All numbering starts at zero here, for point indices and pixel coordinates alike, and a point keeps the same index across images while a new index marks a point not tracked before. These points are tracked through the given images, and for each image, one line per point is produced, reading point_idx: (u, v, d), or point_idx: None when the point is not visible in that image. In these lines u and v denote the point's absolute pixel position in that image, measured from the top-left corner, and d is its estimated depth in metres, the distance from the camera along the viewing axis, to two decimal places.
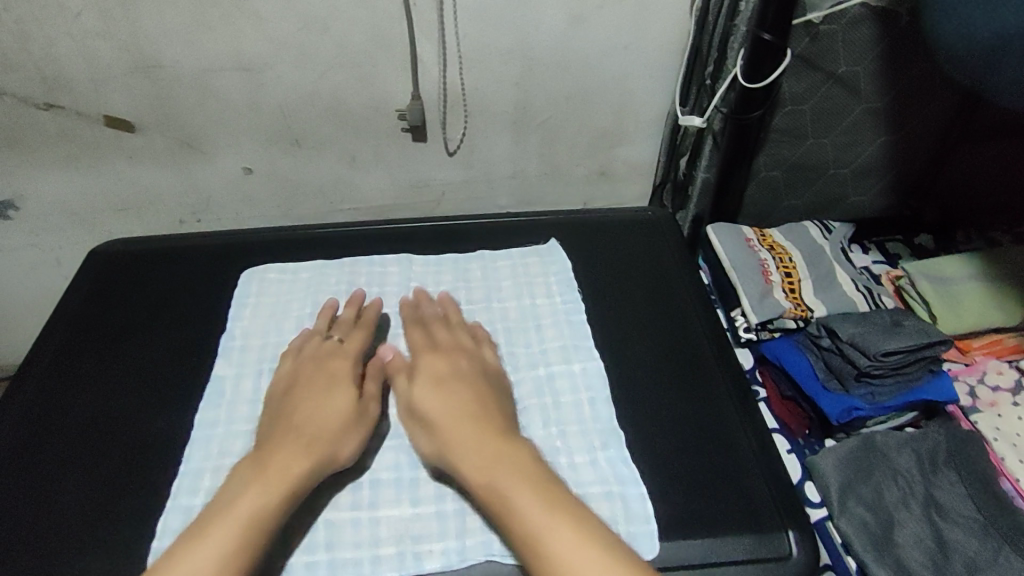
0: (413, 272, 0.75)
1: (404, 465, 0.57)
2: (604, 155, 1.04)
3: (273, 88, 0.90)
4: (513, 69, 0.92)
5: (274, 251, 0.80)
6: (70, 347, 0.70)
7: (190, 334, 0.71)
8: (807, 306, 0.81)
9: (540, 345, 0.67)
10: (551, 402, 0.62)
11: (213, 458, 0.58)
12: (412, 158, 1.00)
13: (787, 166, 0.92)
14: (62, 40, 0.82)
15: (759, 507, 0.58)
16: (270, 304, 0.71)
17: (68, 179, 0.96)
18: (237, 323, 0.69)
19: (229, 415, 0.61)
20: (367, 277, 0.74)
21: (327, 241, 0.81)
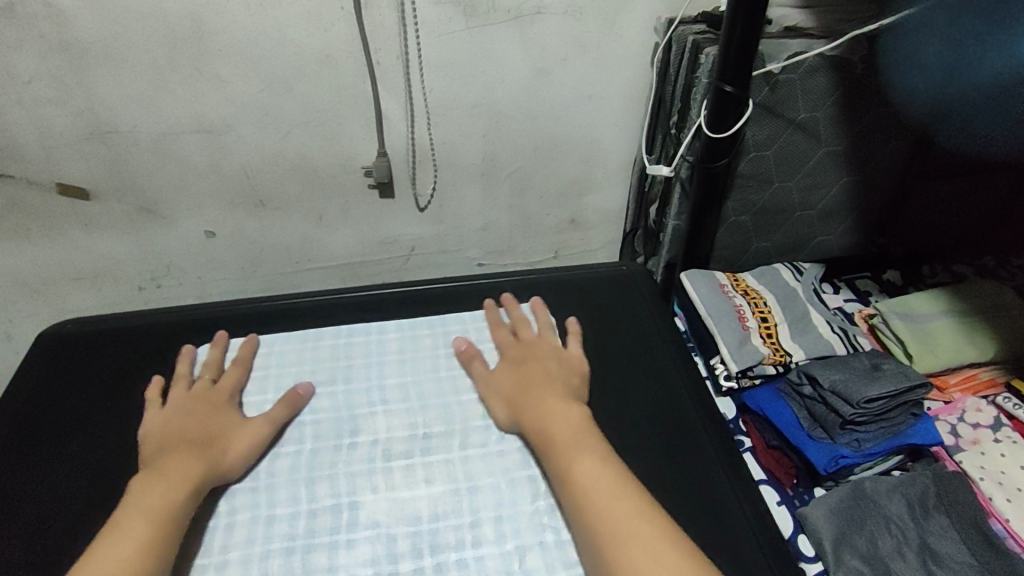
0: (389, 340, 0.73)
1: (383, 558, 0.53)
2: (573, 204, 1.04)
3: (235, 150, 0.88)
4: (479, 122, 0.91)
5: (238, 320, 0.77)
6: (15, 435, 0.65)
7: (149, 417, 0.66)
8: (785, 350, 0.81)
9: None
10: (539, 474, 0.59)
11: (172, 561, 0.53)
12: (380, 215, 0.99)
13: (755, 210, 0.93)
14: (13, 109, 0.79)
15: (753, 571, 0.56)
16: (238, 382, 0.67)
17: (19, 250, 0.91)
18: None
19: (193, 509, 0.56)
20: (339, 349, 0.71)
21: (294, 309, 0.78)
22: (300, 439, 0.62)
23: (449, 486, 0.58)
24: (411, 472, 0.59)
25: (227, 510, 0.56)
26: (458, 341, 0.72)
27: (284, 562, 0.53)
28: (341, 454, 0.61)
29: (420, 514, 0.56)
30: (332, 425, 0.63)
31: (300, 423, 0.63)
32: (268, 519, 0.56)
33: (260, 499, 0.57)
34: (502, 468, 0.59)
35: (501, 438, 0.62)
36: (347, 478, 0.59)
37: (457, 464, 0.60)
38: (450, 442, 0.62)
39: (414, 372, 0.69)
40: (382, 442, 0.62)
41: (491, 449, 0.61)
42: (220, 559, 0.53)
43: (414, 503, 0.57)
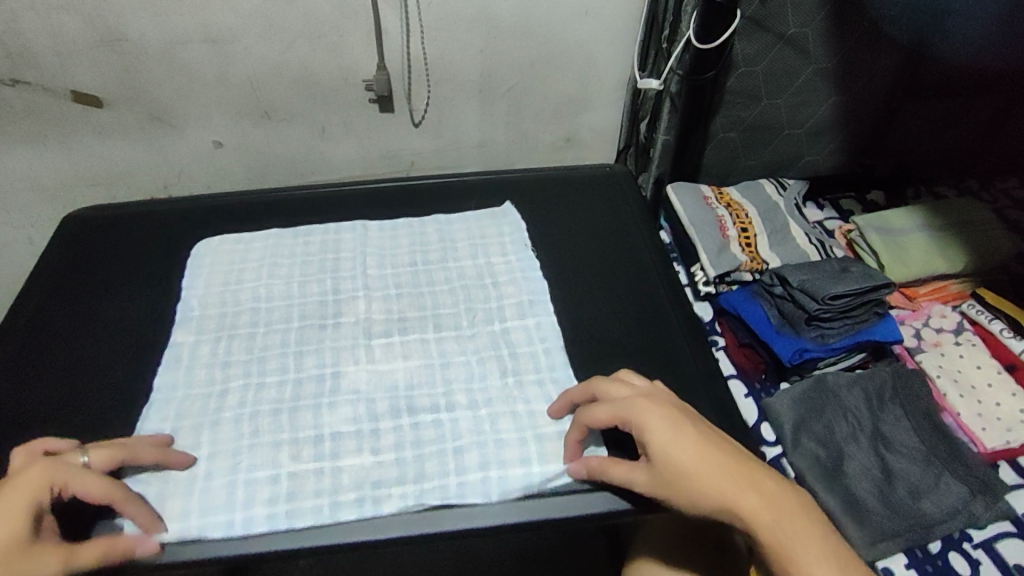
0: (369, 237, 0.76)
1: (364, 418, 0.59)
2: (567, 122, 1.06)
3: (240, 60, 0.91)
4: (476, 37, 0.94)
5: (241, 215, 0.80)
6: (31, 312, 0.69)
7: (154, 299, 0.70)
8: (763, 259, 0.86)
9: (497, 300, 0.69)
10: (507, 353, 0.65)
11: (172, 420, 0.58)
12: (381, 129, 1.02)
13: (743, 128, 0.96)
14: (27, 15, 0.83)
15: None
16: (227, 271, 0.71)
17: (36, 155, 0.96)
18: (191, 293, 0.69)
19: (187, 379, 0.61)
20: (321, 244, 0.74)
21: (292, 203, 0.82)
22: (288, 318, 0.67)
23: (422, 361, 0.64)
24: (389, 347, 0.65)
25: (222, 378, 0.62)
26: (437, 240, 0.76)
27: (273, 420, 0.59)
28: (326, 332, 0.66)
29: (397, 383, 0.62)
30: (317, 307, 0.68)
31: (289, 305, 0.68)
32: (258, 385, 0.61)
33: (252, 367, 0.63)
34: (471, 348, 0.65)
35: (473, 322, 0.67)
36: (331, 351, 0.64)
37: (431, 343, 0.65)
38: (425, 324, 0.67)
39: (395, 266, 0.73)
40: (363, 321, 0.67)
41: (464, 331, 0.66)
42: (214, 417, 0.59)
43: (393, 372, 0.63)
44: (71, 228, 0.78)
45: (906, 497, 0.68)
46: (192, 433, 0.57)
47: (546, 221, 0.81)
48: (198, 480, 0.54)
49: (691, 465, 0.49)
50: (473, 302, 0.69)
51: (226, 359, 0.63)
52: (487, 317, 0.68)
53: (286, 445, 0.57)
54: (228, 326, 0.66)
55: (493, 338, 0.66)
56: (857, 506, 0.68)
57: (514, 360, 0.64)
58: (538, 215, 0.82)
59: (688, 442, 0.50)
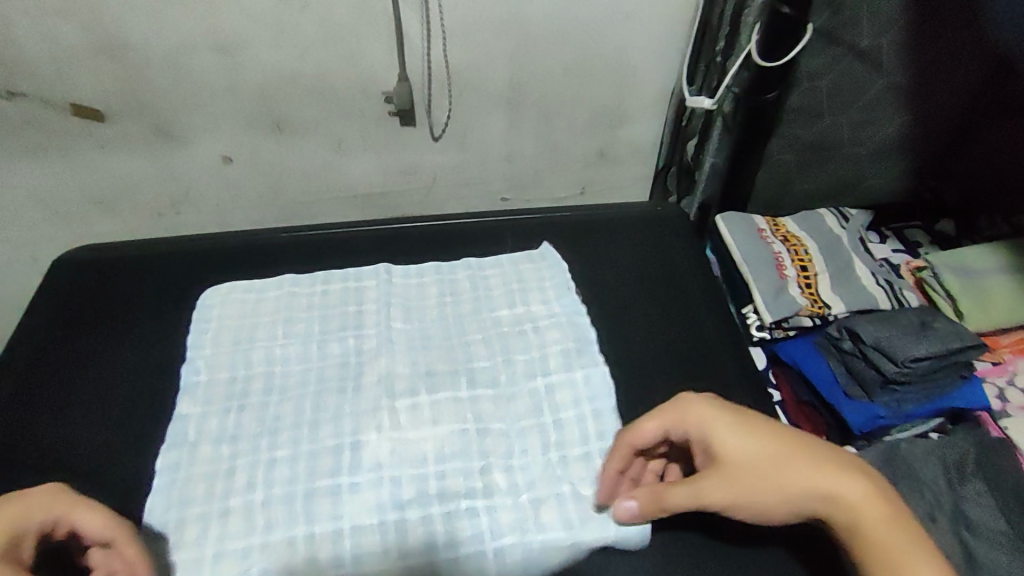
0: (392, 286, 0.63)
1: (389, 503, 0.49)
2: (603, 136, 0.97)
3: (250, 69, 0.83)
4: (505, 44, 0.85)
5: (231, 258, 0.69)
6: (16, 379, 0.59)
7: (152, 356, 0.60)
8: (824, 302, 0.76)
9: (538, 356, 0.58)
10: (550, 422, 0.54)
11: (175, 508, 0.49)
12: (401, 142, 0.94)
13: (801, 148, 0.86)
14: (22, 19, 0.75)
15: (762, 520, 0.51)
16: (237, 328, 0.59)
17: (37, 170, 0.89)
18: (197, 352, 0.57)
19: (183, 497, 0.49)
20: (340, 294, 0.62)
21: (296, 248, 0.70)
22: (303, 382, 0.56)
23: (456, 427, 0.53)
24: (419, 417, 0.54)
25: (229, 457, 0.52)
26: (469, 288, 0.63)
27: (285, 522, 0.48)
28: (346, 398, 0.55)
29: (425, 455, 0.52)
30: (336, 368, 0.57)
31: (305, 365, 0.57)
32: (269, 463, 0.51)
33: (263, 442, 0.52)
34: (511, 413, 0.54)
35: (513, 378, 0.57)
36: (352, 417, 0.54)
37: (466, 404, 0.55)
38: (456, 381, 0.56)
39: (423, 321, 0.61)
40: (387, 381, 0.56)
41: (502, 392, 0.56)
42: (222, 507, 0.49)
43: (424, 450, 0.52)
44: (63, 265, 0.69)
45: None
46: (198, 527, 0.48)
47: (596, 265, 0.67)
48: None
49: (762, 462, 0.45)
50: (511, 353, 0.58)
51: (236, 433, 0.53)
52: (528, 374, 0.57)
53: (301, 543, 0.47)
54: (237, 396, 0.55)
55: (536, 403, 0.55)
56: None
57: (559, 429, 0.53)
58: (585, 257, 0.68)
59: (762, 440, 0.46)
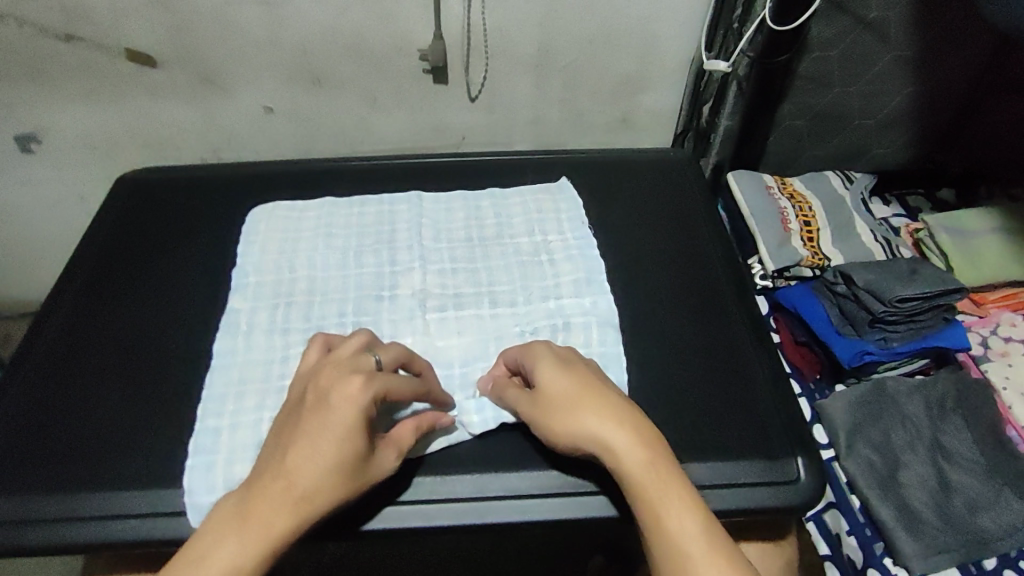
0: (423, 210, 0.70)
1: None
2: (624, 103, 0.98)
3: (294, 24, 0.86)
4: (538, 8, 0.86)
5: (277, 186, 0.75)
6: (79, 284, 0.67)
7: (205, 268, 0.68)
8: (824, 255, 0.83)
9: (553, 278, 0.63)
10: (561, 324, 0.59)
11: (235, 384, 0.57)
12: (433, 102, 0.96)
13: (811, 115, 0.92)
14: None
15: (770, 433, 0.54)
16: (284, 242, 0.67)
17: (92, 113, 0.93)
18: (247, 259, 0.66)
19: (242, 375, 0.57)
20: (376, 217, 0.69)
21: (336, 175, 0.76)
22: (345, 287, 0.63)
23: (477, 337, 0.60)
24: (445, 323, 0.60)
25: (283, 345, 0.59)
26: (492, 215, 0.70)
27: None
28: (383, 305, 0.62)
29: (453, 360, 0.58)
30: (374, 278, 0.64)
31: (346, 276, 0.64)
32: None
33: (313, 334, 0.60)
34: (526, 326, 0.60)
35: (529, 299, 0.62)
36: (389, 322, 0.60)
37: (487, 319, 0.61)
38: (480, 300, 0.62)
39: (450, 240, 0.68)
40: (420, 293, 0.62)
41: (520, 308, 0.61)
42: (277, 385, 0.56)
43: (450, 350, 0.59)
44: (122, 190, 0.75)
45: (962, 512, 0.66)
46: (257, 397, 0.55)
47: (609, 202, 0.72)
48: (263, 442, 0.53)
49: (571, 396, 0.49)
50: (527, 280, 0.64)
51: (286, 326, 0.60)
52: (543, 294, 0.62)
53: None
54: (285, 294, 0.63)
55: (549, 313, 0.61)
56: (911, 516, 0.65)
57: (567, 331, 0.59)
58: (607, 195, 0.73)
59: (571, 381, 0.50)
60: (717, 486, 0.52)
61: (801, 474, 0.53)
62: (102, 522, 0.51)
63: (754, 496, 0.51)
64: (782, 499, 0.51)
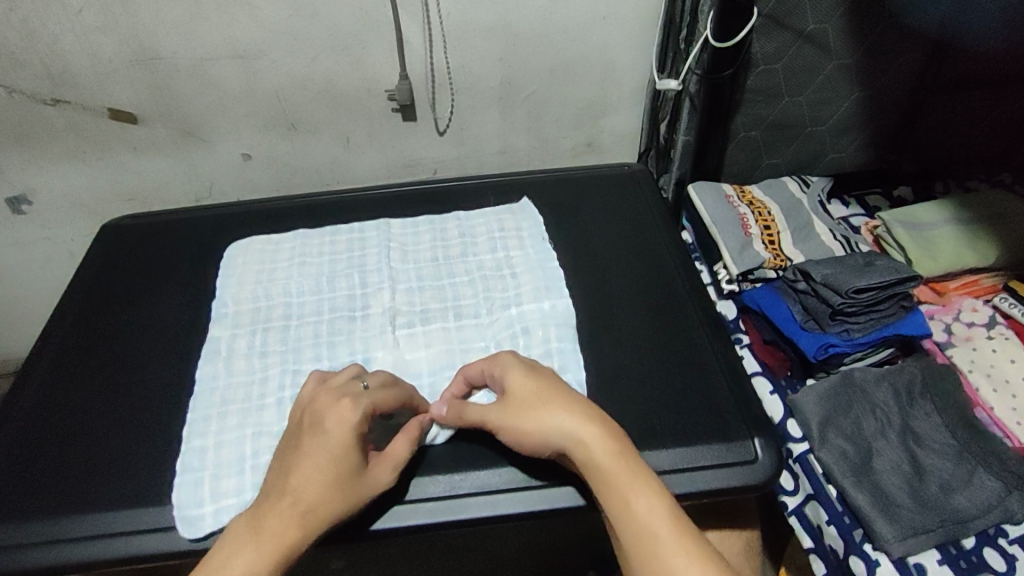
0: (392, 235, 0.73)
1: None
2: (589, 128, 1.02)
3: (267, 75, 0.90)
4: (498, 45, 0.90)
5: (254, 225, 0.78)
6: (64, 327, 0.69)
7: (186, 301, 0.70)
8: (786, 256, 0.85)
9: (515, 289, 0.66)
10: (521, 330, 0.62)
11: (217, 406, 0.59)
12: (404, 138, 1.00)
13: (765, 126, 0.95)
14: (63, 36, 0.83)
15: (724, 418, 0.58)
16: (259, 273, 0.70)
17: (77, 173, 0.97)
18: (225, 291, 0.68)
19: (223, 398, 0.59)
20: (346, 244, 0.73)
21: (310, 210, 0.79)
22: (318, 311, 0.66)
23: (444, 348, 0.62)
24: (412, 336, 0.63)
25: (261, 367, 0.61)
26: (457, 236, 0.73)
27: None
28: (355, 325, 0.64)
29: (421, 371, 0.60)
30: (346, 300, 0.67)
31: (319, 299, 0.67)
32: (295, 372, 0.61)
33: (289, 356, 0.62)
34: (492, 336, 0.62)
35: (493, 310, 0.65)
36: (361, 340, 0.63)
37: (453, 330, 0.63)
38: (446, 314, 0.65)
39: (417, 261, 0.70)
40: (389, 311, 0.65)
41: (483, 319, 0.64)
42: (258, 403, 0.59)
43: (418, 362, 0.61)
44: (104, 236, 0.78)
45: (937, 493, 0.66)
46: (238, 417, 0.58)
47: (567, 218, 0.77)
48: (246, 457, 0.55)
49: (540, 395, 0.52)
50: (490, 292, 0.66)
51: (264, 349, 0.63)
52: (506, 305, 0.65)
53: None
54: (262, 320, 0.66)
55: (511, 321, 0.63)
56: (886, 500, 0.66)
57: (530, 335, 0.62)
58: (565, 209, 0.78)
59: (533, 382, 0.53)
60: (679, 470, 0.55)
61: (764, 457, 0.56)
62: (92, 541, 0.52)
63: (719, 477, 0.55)
64: (746, 479, 0.55)
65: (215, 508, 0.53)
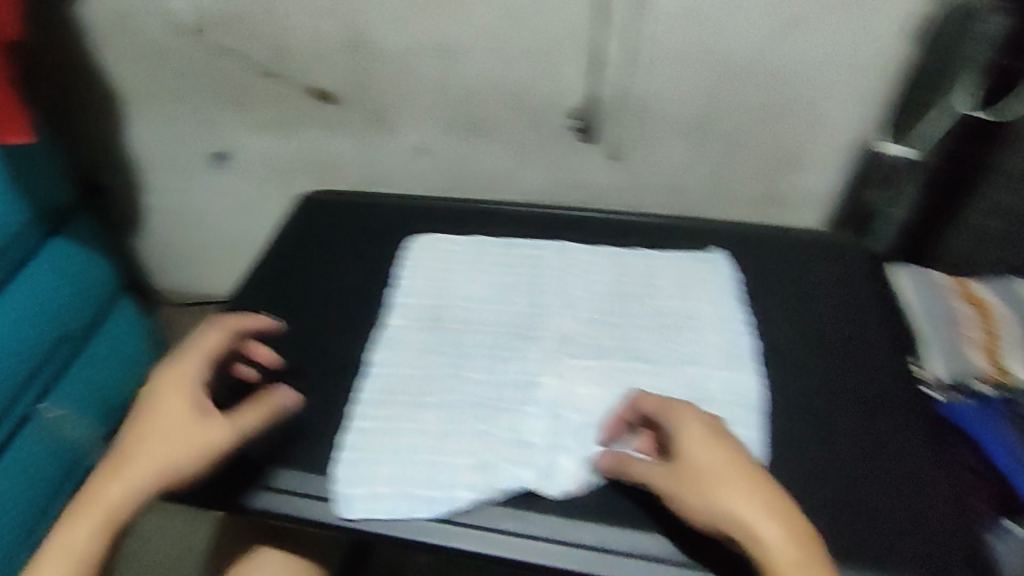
0: (571, 259, 0.70)
1: (554, 435, 0.56)
2: (777, 177, 0.90)
3: (462, 74, 0.89)
4: (703, 78, 0.83)
5: (417, 222, 0.78)
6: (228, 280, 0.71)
7: (347, 281, 0.71)
8: (1010, 372, 0.72)
9: (697, 345, 0.62)
10: (699, 396, 0.58)
11: (386, 392, 0.59)
12: (576, 158, 0.95)
13: (1010, 215, 0.83)
14: (284, 9, 0.87)
15: (930, 544, 0.52)
16: (440, 272, 0.69)
17: (269, 136, 1.02)
18: (401, 281, 0.68)
19: (392, 386, 0.60)
20: (523, 259, 0.70)
21: (480, 217, 0.78)
22: (491, 321, 0.64)
23: (617, 392, 0.58)
24: (585, 369, 0.60)
25: (429, 364, 0.61)
26: (639, 274, 0.68)
27: (473, 428, 0.56)
28: (524, 345, 0.62)
29: (589, 410, 0.57)
30: (525, 318, 0.64)
31: (500, 310, 0.65)
32: (460, 377, 0.60)
33: (457, 360, 0.61)
34: (669, 391, 0.58)
35: (669, 361, 0.61)
36: (530, 361, 0.61)
37: (627, 376, 0.59)
38: (621, 356, 0.61)
39: (595, 289, 0.67)
40: (562, 339, 0.62)
41: (662, 370, 0.60)
42: (422, 400, 0.58)
43: (592, 401, 0.58)
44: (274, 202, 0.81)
45: None
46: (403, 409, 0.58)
47: (768, 280, 0.69)
48: (406, 450, 0.55)
49: (721, 474, 0.46)
50: (671, 343, 0.62)
51: (433, 347, 0.62)
52: (685, 360, 0.60)
53: (483, 437, 0.56)
54: (433, 317, 0.65)
55: (691, 382, 0.59)
56: None
57: (711, 405, 0.57)
58: (760, 267, 0.70)
59: (717, 456, 0.47)
60: None
61: None
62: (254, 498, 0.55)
63: None
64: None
65: (373, 492, 0.53)
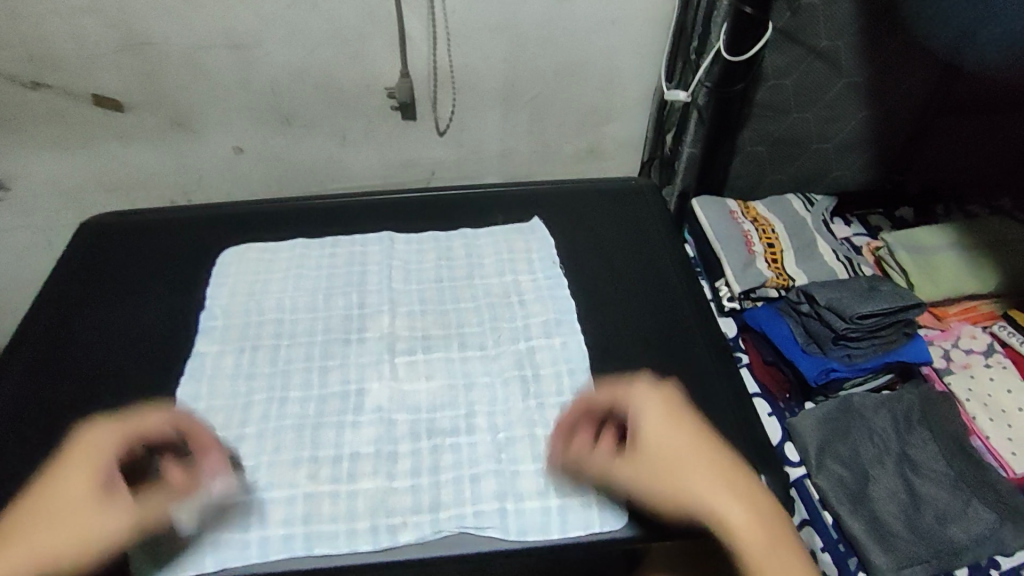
0: (394, 252, 0.73)
1: (385, 439, 0.57)
2: (591, 133, 0.97)
3: (262, 66, 0.86)
4: (501, 45, 0.86)
5: (245, 233, 0.77)
6: (39, 331, 0.68)
7: (173, 311, 0.69)
8: (789, 275, 0.85)
9: (522, 319, 0.66)
10: (531, 374, 0.61)
11: None
12: (399, 138, 0.95)
13: (772, 141, 0.95)
14: (41, 14, 0.79)
15: None
16: (254, 289, 0.69)
17: (54, 158, 0.91)
18: (215, 302, 0.68)
19: (201, 423, 0.58)
20: (347, 259, 0.72)
21: (307, 214, 0.79)
22: (312, 331, 0.65)
23: (446, 381, 0.61)
24: (412, 366, 0.62)
25: (245, 391, 0.60)
26: (463, 256, 0.73)
27: (293, 455, 0.56)
28: (350, 349, 0.64)
29: (420, 404, 0.59)
30: (342, 322, 0.66)
31: (314, 317, 0.67)
32: (281, 400, 0.60)
33: (276, 382, 0.61)
34: (496, 369, 0.62)
35: (499, 341, 0.64)
36: (356, 367, 0.62)
37: (456, 363, 0.63)
38: (450, 343, 0.64)
39: (421, 280, 0.71)
40: (387, 337, 0.65)
41: (490, 351, 0.64)
42: (236, 432, 0.57)
43: (419, 395, 0.60)
44: (82, 238, 0.77)
45: (932, 524, 0.66)
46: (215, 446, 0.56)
47: (578, 238, 0.76)
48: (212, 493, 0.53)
49: (687, 452, 0.46)
50: (497, 320, 0.66)
51: (251, 371, 0.62)
52: (513, 336, 0.65)
53: (305, 463, 0.55)
54: (251, 337, 0.65)
55: (520, 357, 0.63)
56: (883, 530, 0.66)
57: (538, 382, 0.61)
58: (572, 226, 0.78)
59: (675, 433, 0.48)
60: None
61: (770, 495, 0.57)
62: None
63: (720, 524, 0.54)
64: None
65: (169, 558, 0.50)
